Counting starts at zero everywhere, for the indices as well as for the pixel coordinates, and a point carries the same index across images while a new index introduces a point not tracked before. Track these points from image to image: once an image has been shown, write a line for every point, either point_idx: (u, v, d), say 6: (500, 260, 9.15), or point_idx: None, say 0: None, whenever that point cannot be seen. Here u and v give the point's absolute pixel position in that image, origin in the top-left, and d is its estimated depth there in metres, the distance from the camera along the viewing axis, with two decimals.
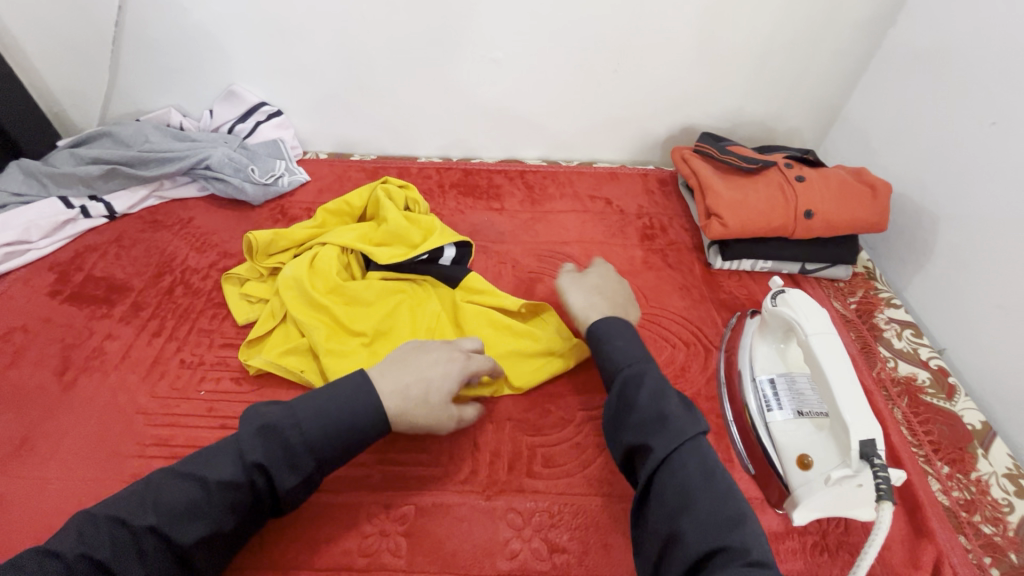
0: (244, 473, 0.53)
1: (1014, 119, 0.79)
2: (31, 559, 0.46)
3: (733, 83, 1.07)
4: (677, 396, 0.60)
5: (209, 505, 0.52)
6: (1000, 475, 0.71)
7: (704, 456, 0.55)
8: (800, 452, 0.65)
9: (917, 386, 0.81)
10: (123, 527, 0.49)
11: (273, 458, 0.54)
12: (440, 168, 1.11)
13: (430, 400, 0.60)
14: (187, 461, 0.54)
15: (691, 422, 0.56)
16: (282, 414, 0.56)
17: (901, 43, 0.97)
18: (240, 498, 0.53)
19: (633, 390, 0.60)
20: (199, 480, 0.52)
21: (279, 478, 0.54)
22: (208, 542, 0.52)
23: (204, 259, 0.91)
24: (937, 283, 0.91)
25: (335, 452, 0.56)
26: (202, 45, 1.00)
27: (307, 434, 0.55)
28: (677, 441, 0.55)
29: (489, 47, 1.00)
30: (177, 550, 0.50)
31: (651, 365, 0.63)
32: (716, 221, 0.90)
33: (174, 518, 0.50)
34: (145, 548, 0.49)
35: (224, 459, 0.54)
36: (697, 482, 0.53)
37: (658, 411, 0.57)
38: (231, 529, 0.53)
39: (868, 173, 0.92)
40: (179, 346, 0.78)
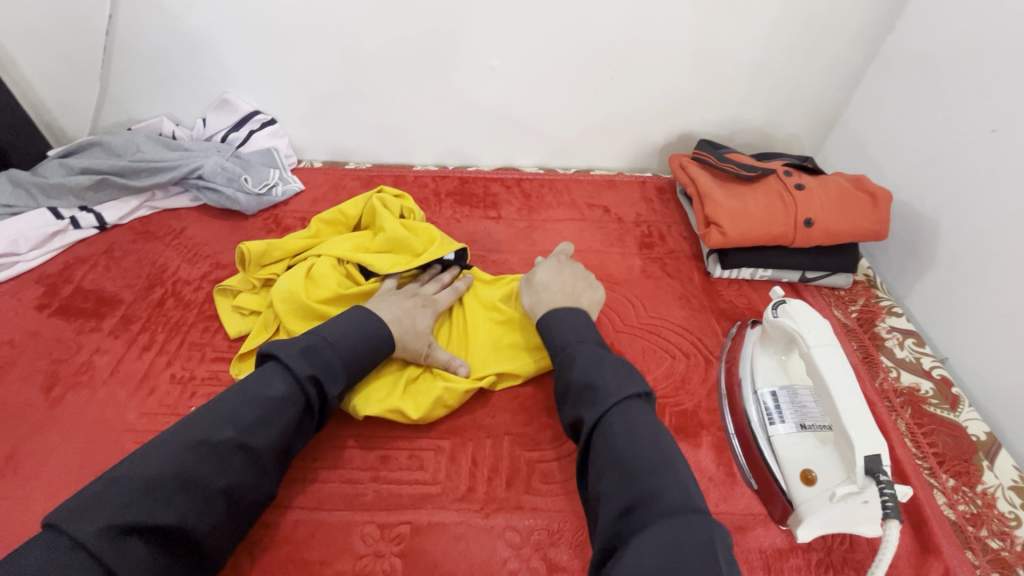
0: (298, 387, 0.59)
1: (1015, 126, 0.78)
2: (112, 487, 0.48)
3: (730, 90, 1.06)
4: (613, 363, 0.62)
5: (274, 417, 0.57)
6: (1006, 487, 0.70)
7: (631, 417, 0.56)
8: (804, 467, 0.63)
9: (921, 397, 0.80)
10: (202, 446, 0.52)
11: (323, 370, 0.61)
12: (436, 177, 1.10)
13: (421, 329, 0.71)
14: (236, 389, 0.58)
15: (619, 386, 0.58)
16: (315, 338, 0.63)
17: (899, 50, 0.97)
18: (298, 409, 0.59)
19: (568, 368, 0.63)
20: (258, 399, 0.57)
21: (328, 386, 0.61)
22: (276, 451, 0.57)
23: (195, 270, 0.89)
24: (938, 291, 0.90)
25: (364, 362, 0.66)
26: (195, 53, 0.99)
27: (342, 350, 0.64)
28: (606, 406, 0.57)
29: (485, 54, 0.99)
30: (255, 459, 0.55)
31: (586, 342, 0.65)
32: (715, 230, 0.89)
33: (247, 429, 0.55)
34: (229, 460, 0.53)
35: (275, 378, 0.59)
36: (624, 440, 0.54)
37: (590, 383, 0.59)
38: (291, 439, 0.59)
39: (868, 180, 0.91)
40: (170, 361, 0.77)
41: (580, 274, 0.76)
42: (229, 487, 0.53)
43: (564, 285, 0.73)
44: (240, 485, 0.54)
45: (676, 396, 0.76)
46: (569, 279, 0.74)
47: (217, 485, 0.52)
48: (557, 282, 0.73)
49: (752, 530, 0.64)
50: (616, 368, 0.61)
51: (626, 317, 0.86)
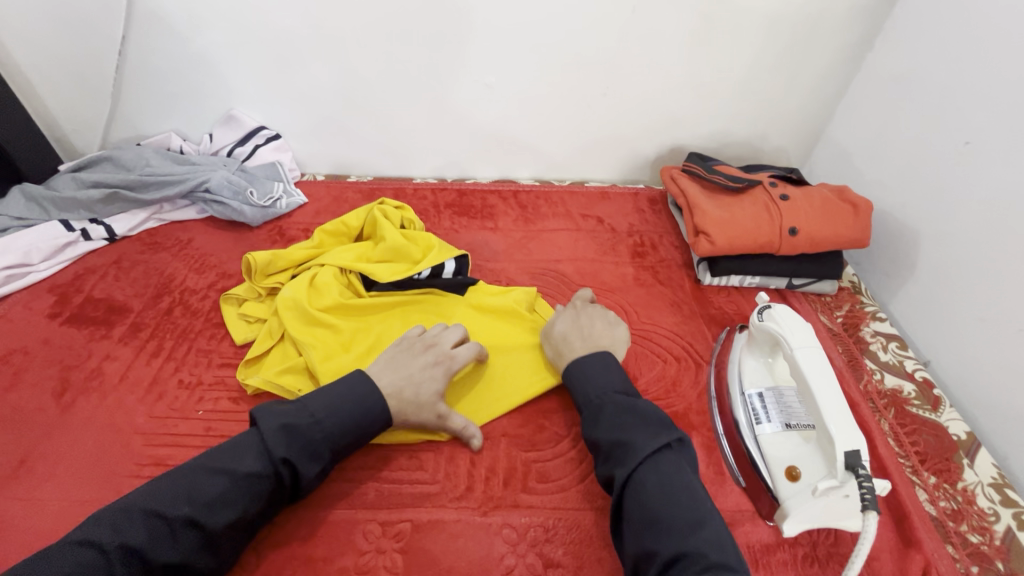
0: (269, 467, 0.58)
1: (988, 139, 0.82)
2: (61, 551, 0.49)
3: (718, 105, 1.10)
4: (634, 413, 0.63)
5: (237, 496, 0.56)
6: (986, 484, 0.73)
7: (663, 473, 0.58)
8: (789, 465, 0.66)
9: (903, 398, 0.82)
10: (157, 518, 0.53)
11: (298, 451, 0.60)
12: (435, 189, 1.14)
13: (424, 398, 0.67)
14: (211, 457, 0.59)
15: (647, 442, 0.59)
16: (301, 413, 0.62)
17: (878, 67, 1.01)
18: (265, 488, 0.58)
19: (593, 423, 0.65)
20: (226, 473, 0.57)
21: (302, 468, 0.60)
22: (234, 530, 0.56)
23: (202, 279, 0.92)
24: (920, 297, 0.93)
25: (348, 444, 0.63)
26: (204, 72, 1.03)
27: (326, 429, 0.62)
28: (636, 464, 0.58)
29: (482, 72, 1.04)
30: (207, 537, 0.55)
31: (609, 394, 0.66)
32: (704, 239, 0.92)
33: (206, 505, 0.55)
34: (180, 535, 0.53)
35: (250, 452, 0.59)
36: (657, 499, 0.56)
37: (618, 439, 0.61)
38: (256, 517, 0.58)
39: (850, 190, 0.95)
40: (178, 367, 0.79)
41: (599, 318, 0.78)
42: (176, 566, 0.52)
43: (581, 332, 0.75)
44: (189, 564, 0.53)
45: (667, 398, 0.79)
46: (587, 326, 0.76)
47: (161, 562, 0.52)
48: (575, 330, 0.75)
49: (740, 526, 0.67)
50: (640, 418, 0.62)
51: None
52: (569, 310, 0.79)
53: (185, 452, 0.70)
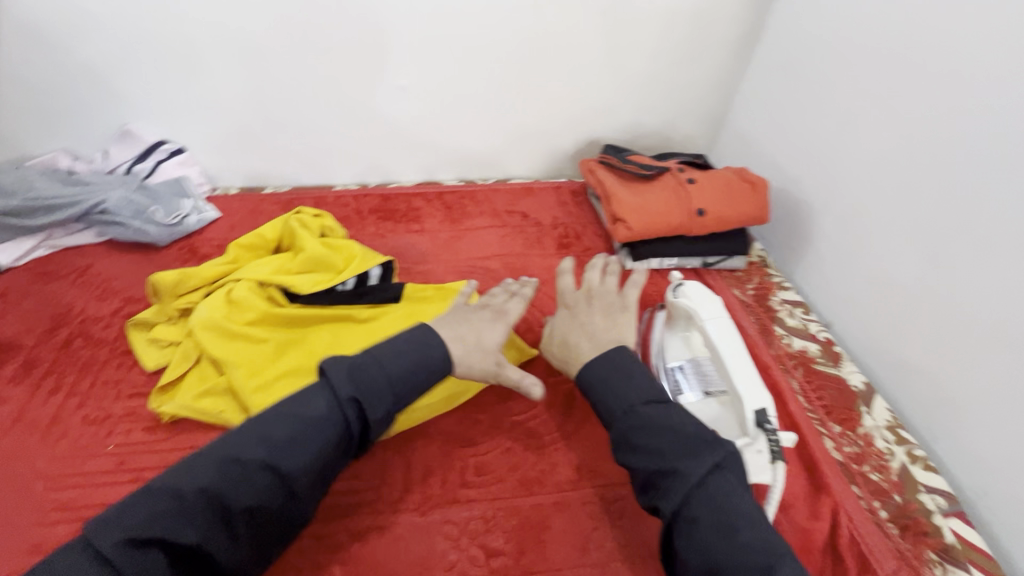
0: (338, 408, 0.57)
1: (860, 117, 0.91)
2: (137, 499, 0.49)
3: (628, 97, 1.16)
4: (675, 435, 0.56)
5: (308, 438, 0.55)
6: (882, 427, 0.81)
7: (715, 504, 0.52)
8: None
9: (810, 357, 0.90)
10: (231, 462, 0.52)
11: (365, 390, 0.58)
12: (357, 196, 1.11)
13: (487, 344, 0.67)
14: (277, 408, 0.57)
15: (694, 467, 0.54)
16: (364, 357, 0.61)
17: (767, 57, 1.10)
18: (336, 431, 0.56)
19: (623, 445, 0.59)
20: (295, 417, 0.56)
21: (370, 408, 0.57)
22: (310, 475, 0.55)
23: (105, 306, 0.86)
24: (819, 264, 1.02)
25: (411, 386, 0.61)
26: (92, 86, 0.96)
27: (390, 371, 0.60)
28: (685, 494, 0.53)
29: (395, 74, 1.03)
30: (281, 481, 0.53)
31: (636, 407, 0.60)
32: (621, 225, 0.96)
33: (278, 449, 0.54)
34: (254, 478, 0.52)
35: (316, 397, 0.57)
36: (717, 535, 0.51)
37: (657, 466, 0.55)
38: (327, 464, 0.56)
39: (749, 171, 1.01)
40: (82, 402, 0.74)
41: (597, 309, 0.71)
42: (250, 509, 0.52)
43: (585, 330, 0.69)
44: (263, 506, 0.52)
45: None
46: (597, 317, 0.70)
47: (240, 506, 0.51)
48: (579, 326, 0.70)
49: None
50: (680, 438, 0.56)
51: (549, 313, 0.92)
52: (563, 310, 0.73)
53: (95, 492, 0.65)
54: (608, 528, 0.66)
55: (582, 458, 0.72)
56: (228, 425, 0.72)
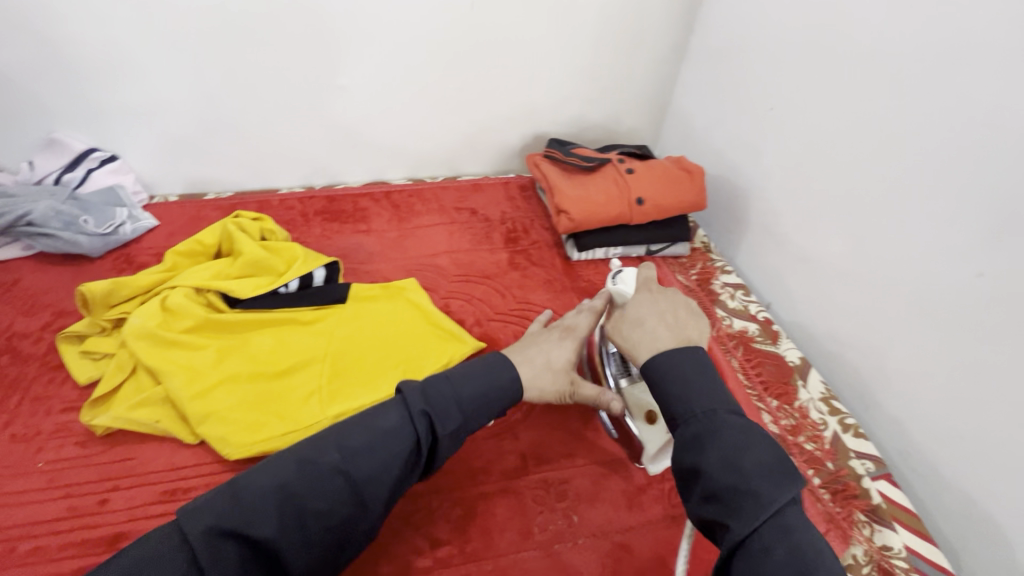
0: (410, 421, 0.58)
1: (786, 104, 0.95)
2: (221, 497, 0.50)
3: (571, 91, 1.18)
4: (758, 450, 0.50)
5: (383, 447, 0.55)
6: (816, 399, 0.84)
7: (791, 535, 0.46)
8: (648, 410, 0.71)
9: (749, 336, 0.93)
10: (308, 465, 0.53)
11: (435, 407, 0.59)
12: (303, 198, 1.10)
13: (556, 364, 0.71)
14: (355, 417, 0.58)
15: (776, 490, 0.47)
16: (435, 377, 0.63)
17: (701, 49, 1.14)
18: (407, 445, 0.56)
19: (696, 450, 0.51)
20: (373, 426, 0.57)
21: (439, 425, 0.58)
22: (381, 489, 0.54)
23: (34, 321, 0.83)
24: (757, 246, 1.05)
25: (476, 405, 0.62)
26: (12, 94, 0.92)
27: (458, 393, 0.61)
28: (760, 519, 0.46)
29: (334, 74, 1.02)
30: (355, 490, 0.53)
31: (722, 414, 0.53)
32: (564, 217, 0.97)
33: (355, 456, 0.54)
34: (329, 482, 0.52)
35: (390, 410, 0.59)
36: (788, 573, 0.43)
37: (734, 482, 0.48)
38: (398, 480, 0.56)
39: (686, 159, 1.04)
40: (8, 420, 0.71)
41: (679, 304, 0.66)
42: (326, 512, 0.51)
43: (665, 319, 0.63)
44: (336, 513, 0.52)
45: None
46: (681, 310, 0.65)
47: (314, 509, 0.51)
48: (657, 316, 0.64)
49: (615, 473, 0.72)
50: (763, 454, 0.50)
51: (498, 306, 0.93)
52: (642, 297, 0.68)
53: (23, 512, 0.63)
54: (554, 512, 0.67)
55: (527, 445, 0.73)
56: (167, 435, 0.71)
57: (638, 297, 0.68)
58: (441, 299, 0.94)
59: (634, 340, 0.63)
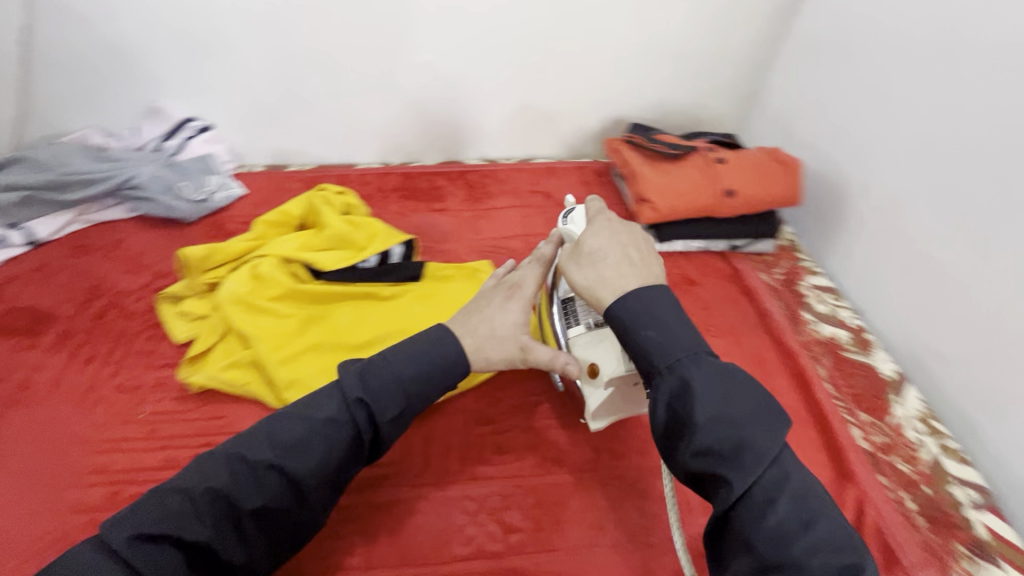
0: (345, 409, 0.57)
1: (904, 94, 0.87)
2: (155, 497, 0.52)
3: (658, 74, 1.12)
4: (740, 393, 0.50)
5: (315, 442, 0.55)
6: (913, 417, 0.78)
7: (785, 472, 0.48)
8: (591, 362, 0.65)
9: (839, 344, 0.87)
10: (239, 462, 0.54)
11: (370, 393, 0.57)
12: (380, 174, 1.11)
13: (499, 332, 0.63)
14: (288, 408, 0.58)
15: (767, 435, 0.48)
16: (374, 359, 0.60)
17: (804, 32, 1.06)
18: (343, 436, 0.56)
19: (686, 403, 0.50)
20: (304, 419, 0.56)
21: (378, 410, 0.57)
22: (319, 478, 0.55)
23: (136, 280, 0.88)
24: (852, 248, 0.98)
25: (419, 389, 0.60)
26: (122, 63, 0.97)
27: (397, 373, 0.59)
28: (760, 472, 0.47)
29: (420, 51, 1.01)
30: (291, 484, 0.54)
31: (704, 361, 0.52)
32: (647, 206, 0.94)
33: (287, 452, 0.54)
34: (263, 479, 0.53)
35: (326, 399, 0.58)
36: (789, 509, 0.46)
37: (731, 437, 0.48)
38: (339, 467, 0.56)
39: (782, 150, 0.97)
40: (115, 371, 0.76)
41: (631, 233, 0.63)
42: (259, 510, 0.52)
43: (624, 255, 0.60)
44: (272, 507, 0.53)
45: None
46: (624, 242, 0.61)
47: (248, 507, 0.52)
48: (612, 251, 0.60)
49: None
50: (750, 398, 0.50)
51: None
52: (597, 229, 0.63)
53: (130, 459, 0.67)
54: (626, 507, 0.66)
55: (600, 439, 0.71)
56: (254, 397, 0.74)
57: (592, 228, 0.63)
58: None
59: (589, 284, 0.59)
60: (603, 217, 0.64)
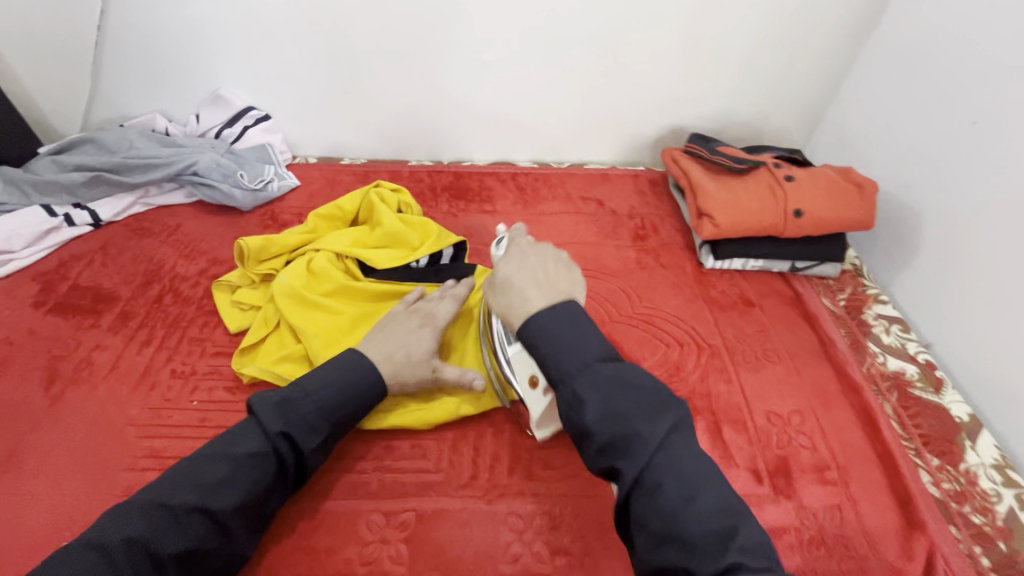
0: (268, 442, 0.58)
1: (996, 117, 0.81)
2: (66, 553, 0.47)
3: (722, 83, 1.08)
4: (630, 390, 0.51)
5: (240, 476, 0.55)
6: (988, 465, 0.73)
7: (676, 464, 0.48)
8: (531, 374, 0.66)
9: (906, 380, 0.82)
10: (159, 507, 0.51)
11: (293, 423, 0.59)
12: (431, 172, 1.11)
13: (414, 356, 0.67)
14: (203, 449, 0.57)
15: (655, 428, 0.48)
16: (292, 388, 0.61)
17: (884, 45, 1.00)
18: (267, 466, 0.57)
19: (579, 411, 0.51)
20: (227, 456, 0.56)
21: (301, 439, 0.59)
22: (242, 511, 0.55)
23: (193, 266, 0.89)
24: (923, 277, 0.92)
25: (344, 414, 0.63)
26: (187, 50, 0.98)
27: (319, 402, 0.61)
28: (647, 460, 0.47)
29: (479, 49, 1.00)
30: (217, 522, 0.53)
31: (595, 364, 0.53)
32: (707, 221, 0.91)
33: (210, 491, 0.54)
34: (187, 521, 0.51)
35: (246, 434, 0.58)
36: (676, 498, 0.46)
37: (620, 430, 0.49)
38: (261, 498, 0.57)
39: (855, 172, 0.93)
40: (170, 356, 0.77)
41: (547, 256, 0.62)
42: (183, 554, 0.50)
43: (534, 279, 0.59)
44: (198, 549, 0.51)
45: (671, 383, 0.78)
46: (540, 266, 0.60)
47: (171, 551, 0.50)
48: (524, 275, 0.59)
49: None
50: (640, 395, 0.50)
51: (621, 308, 0.88)
52: (512, 251, 0.62)
53: (183, 446, 0.68)
54: None
55: None
56: None
57: (509, 253, 0.62)
58: None
59: (504, 305, 0.58)
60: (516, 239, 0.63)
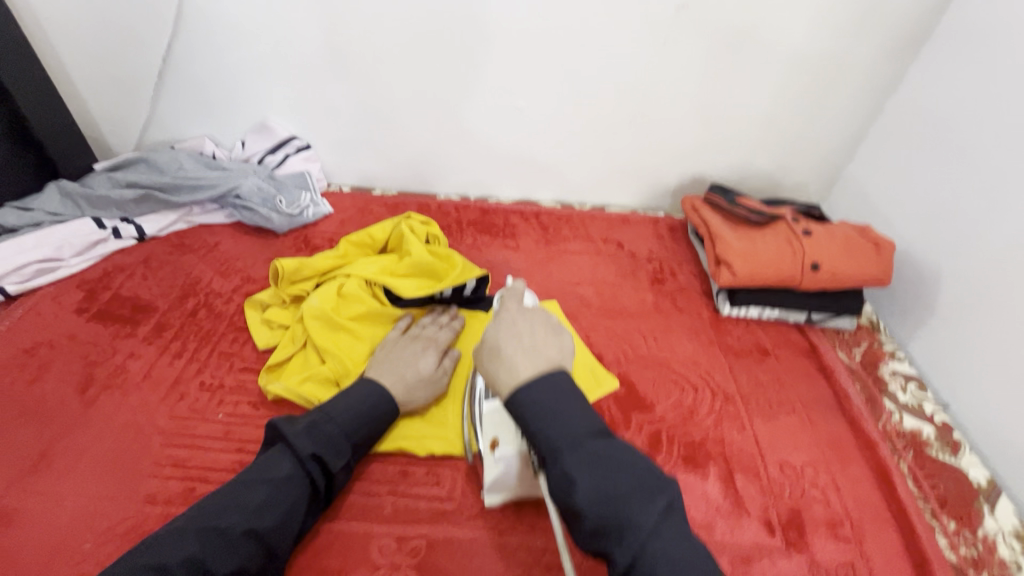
0: (301, 466, 0.60)
1: (1012, 187, 0.83)
2: None
3: (742, 139, 1.12)
4: (623, 476, 0.49)
5: (279, 499, 0.57)
6: (1007, 533, 0.72)
7: (671, 553, 0.46)
8: (492, 437, 0.65)
9: (922, 440, 0.82)
10: (212, 531, 0.52)
11: (324, 446, 0.62)
12: (459, 206, 1.15)
13: (424, 374, 0.73)
14: (243, 475, 0.59)
15: (645, 514, 0.47)
16: (317, 414, 0.64)
17: (901, 111, 1.04)
18: (304, 489, 0.59)
19: (569, 493, 0.49)
20: (266, 481, 0.58)
21: (330, 460, 0.61)
22: (285, 533, 0.57)
23: (227, 283, 0.93)
24: (939, 337, 0.93)
25: (365, 433, 0.66)
26: (241, 83, 1.06)
27: (342, 423, 0.64)
28: (638, 546, 0.46)
29: (512, 97, 1.06)
30: (262, 544, 0.55)
31: (584, 444, 0.51)
32: (725, 269, 0.93)
33: (254, 514, 0.55)
34: (237, 545, 0.52)
35: (280, 460, 0.60)
36: None
37: (611, 515, 0.47)
38: (301, 519, 0.59)
39: (872, 230, 0.96)
40: (200, 369, 0.80)
41: (537, 322, 0.63)
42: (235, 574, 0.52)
43: (523, 343, 0.59)
44: (247, 570, 0.53)
45: (684, 427, 0.79)
46: (535, 333, 0.61)
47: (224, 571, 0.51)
48: (514, 337, 0.60)
49: (757, 561, 0.66)
50: (628, 476, 0.49)
51: (638, 348, 0.89)
52: (503, 317, 0.64)
53: (205, 457, 0.70)
54: None
55: None
56: None
57: (500, 319, 0.63)
58: (582, 330, 0.92)
59: (491, 370, 0.58)
60: (505, 308, 0.65)
